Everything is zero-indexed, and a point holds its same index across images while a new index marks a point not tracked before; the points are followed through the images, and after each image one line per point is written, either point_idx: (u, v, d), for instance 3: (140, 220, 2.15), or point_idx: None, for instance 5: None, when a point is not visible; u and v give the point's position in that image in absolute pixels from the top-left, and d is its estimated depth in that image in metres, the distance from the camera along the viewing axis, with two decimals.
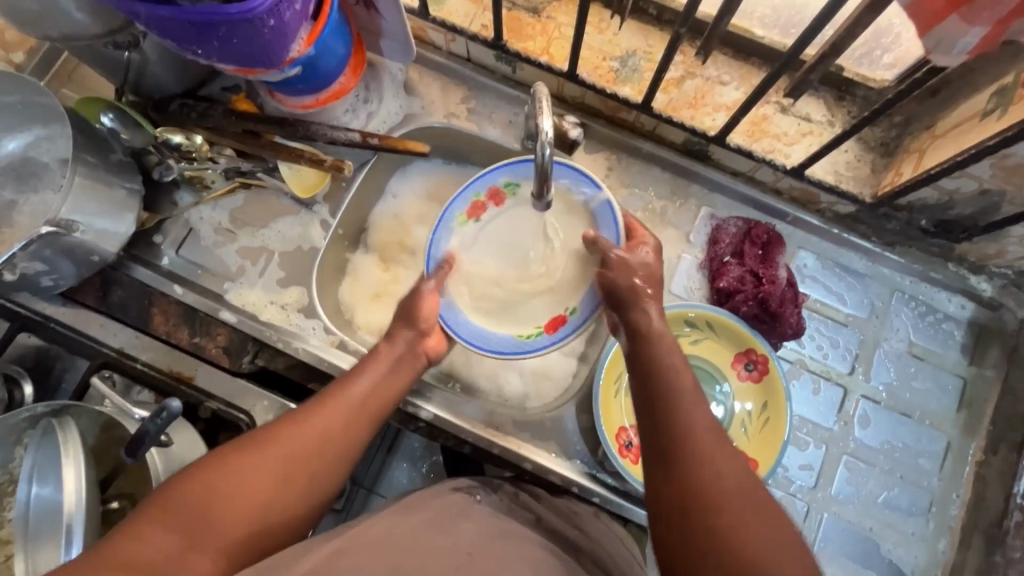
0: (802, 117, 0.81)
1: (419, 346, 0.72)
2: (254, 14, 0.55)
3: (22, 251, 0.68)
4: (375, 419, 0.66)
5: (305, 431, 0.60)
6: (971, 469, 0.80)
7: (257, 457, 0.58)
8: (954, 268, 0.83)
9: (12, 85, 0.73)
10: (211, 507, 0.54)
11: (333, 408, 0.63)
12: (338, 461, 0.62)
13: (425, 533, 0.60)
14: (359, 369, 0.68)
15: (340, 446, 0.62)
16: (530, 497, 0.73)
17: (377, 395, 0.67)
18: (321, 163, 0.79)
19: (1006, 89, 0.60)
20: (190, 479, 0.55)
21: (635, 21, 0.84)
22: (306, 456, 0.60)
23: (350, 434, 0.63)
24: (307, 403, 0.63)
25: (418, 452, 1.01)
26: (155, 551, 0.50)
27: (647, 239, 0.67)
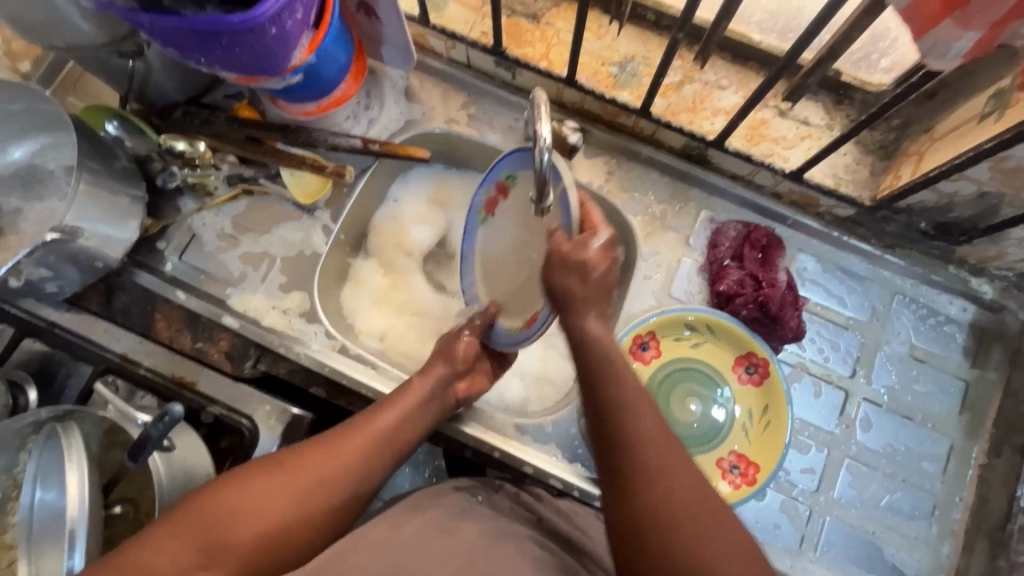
0: (801, 121, 0.81)
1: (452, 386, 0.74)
2: (255, 23, 0.56)
3: (27, 258, 0.69)
4: (396, 453, 0.67)
5: (328, 459, 0.62)
6: (974, 472, 0.80)
7: (277, 480, 0.59)
8: (955, 270, 0.83)
9: (18, 94, 0.74)
10: (227, 527, 0.55)
11: (357, 440, 0.64)
12: (355, 493, 0.63)
13: (428, 536, 0.61)
14: (388, 401, 0.69)
15: (359, 478, 0.63)
16: (531, 497, 0.73)
17: (402, 430, 0.68)
18: (322, 170, 0.81)
19: (1003, 92, 0.61)
20: (211, 498, 0.56)
21: (634, 26, 0.84)
22: (325, 484, 0.61)
23: (371, 468, 0.64)
24: (333, 432, 0.65)
25: (420, 457, 1.00)
26: (168, 565, 0.52)
27: (600, 230, 0.58)
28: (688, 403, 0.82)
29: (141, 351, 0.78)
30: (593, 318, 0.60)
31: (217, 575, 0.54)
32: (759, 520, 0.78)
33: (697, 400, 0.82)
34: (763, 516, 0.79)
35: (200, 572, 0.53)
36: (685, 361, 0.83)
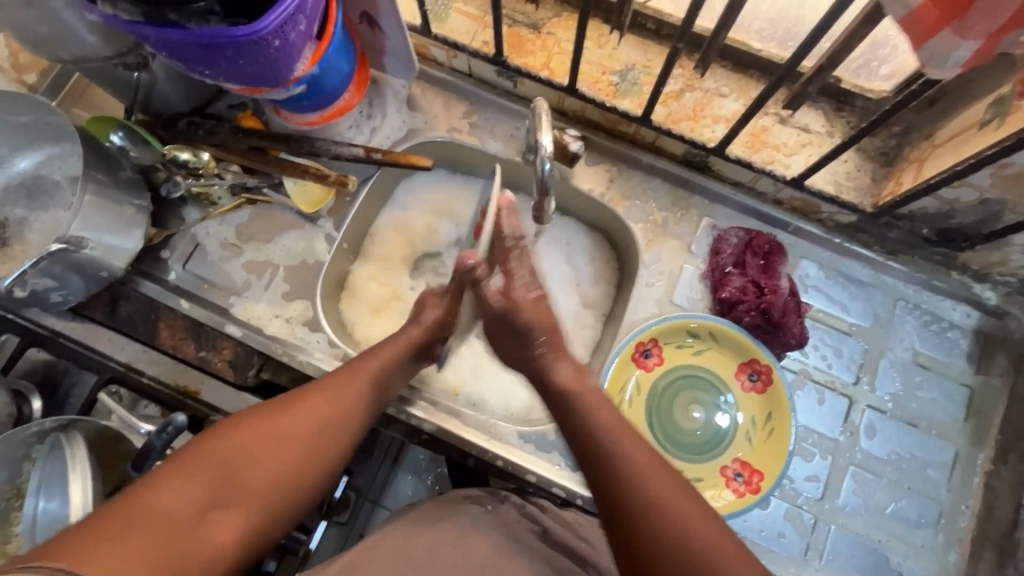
0: (801, 128, 0.81)
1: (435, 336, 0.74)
2: (259, 35, 0.57)
3: (33, 268, 0.70)
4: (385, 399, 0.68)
5: (327, 404, 0.62)
6: (980, 479, 0.79)
7: (281, 423, 0.59)
8: (958, 276, 0.83)
9: (25, 106, 0.75)
10: (232, 469, 0.54)
11: (354, 385, 0.65)
12: (352, 435, 0.63)
13: (438, 550, 0.61)
14: (372, 351, 0.69)
15: (354, 421, 0.63)
16: (536, 509, 0.72)
17: (388, 375, 0.69)
18: (325, 179, 0.81)
19: (1003, 99, 0.61)
20: (218, 441, 0.55)
21: (634, 35, 0.85)
22: (328, 427, 0.61)
23: (364, 411, 0.65)
24: (321, 379, 0.64)
25: (423, 464, 1.01)
26: (183, 504, 0.50)
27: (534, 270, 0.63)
28: (691, 410, 0.82)
29: (144, 360, 0.80)
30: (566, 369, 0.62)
31: (233, 516, 0.53)
32: (764, 528, 0.78)
33: (699, 407, 0.82)
34: (768, 524, 0.78)
35: (218, 510, 0.52)
36: (688, 368, 0.83)
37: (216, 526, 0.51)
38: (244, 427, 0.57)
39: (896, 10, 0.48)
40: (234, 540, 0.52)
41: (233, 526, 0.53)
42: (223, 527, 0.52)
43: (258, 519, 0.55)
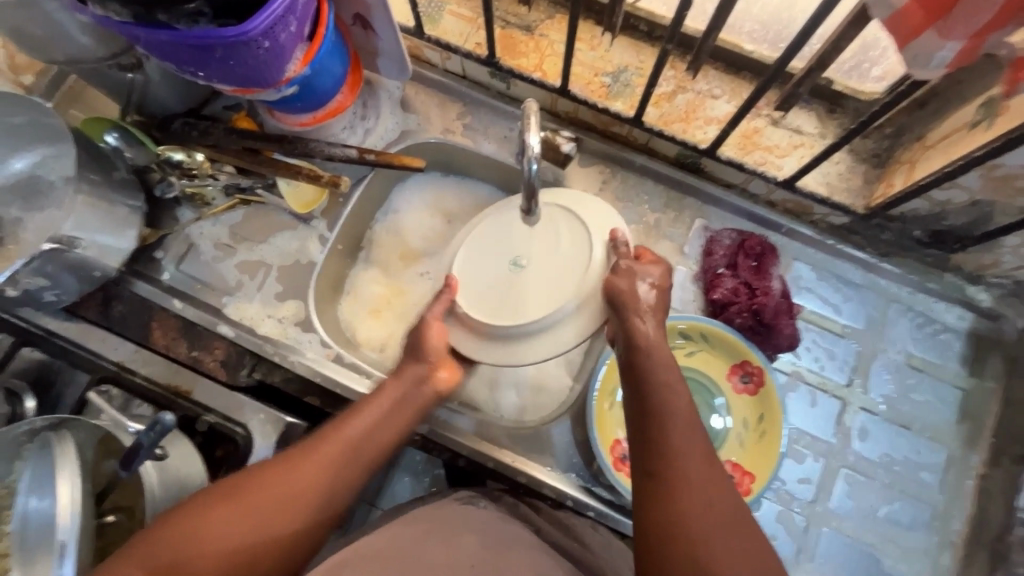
0: (794, 130, 0.81)
1: (429, 381, 0.69)
2: (248, 37, 0.57)
3: (24, 267, 0.70)
4: (369, 464, 0.64)
5: (302, 472, 0.60)
6: (973, 482, 0.79)
7: (247, 495, 0.57)
8: (951, 278, 0.83)
9: (21, 106, 0.76)
10: (195, 549, 0.53)
11: (326, 450, 0.61)
12: (329, 503, 0.60)
13: (424, 547, 0.61)
14: (361, 405, 0.66)
15: (332, 488, 0.60)
16: (529, 509, 0.73)
17: (376, 437, 0.65)
18: (318, 179, 0.80)
19: (993, 101, 0.60)
20: (183, 514, 0.55)
21: (626, 37, 0.85)
22: (295, 498, 0.58)
23: (352, 475, 0.62)
24: (305, 443, 0.62)
25: (420, 466, 1.01)
26: None
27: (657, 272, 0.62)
28: None
29: (136, 360, 0.80)
30: (649, 322, 0.60)
31: None
32: None
33: None
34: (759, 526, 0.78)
35: None
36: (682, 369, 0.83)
37: None
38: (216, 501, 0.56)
39: (882, 10, 0.48)
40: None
41: None
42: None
43: None
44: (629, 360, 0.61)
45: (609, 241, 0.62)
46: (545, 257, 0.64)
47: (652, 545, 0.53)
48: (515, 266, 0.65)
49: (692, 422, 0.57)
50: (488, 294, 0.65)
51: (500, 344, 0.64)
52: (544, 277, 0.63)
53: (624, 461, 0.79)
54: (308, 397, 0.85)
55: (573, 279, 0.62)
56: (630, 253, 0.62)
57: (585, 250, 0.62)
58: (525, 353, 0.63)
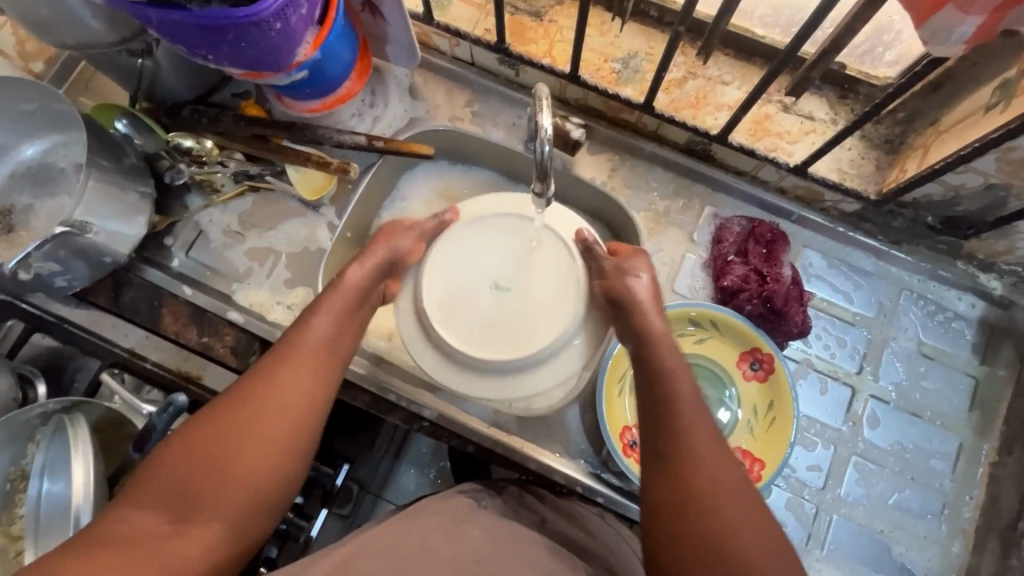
0: (805, 116, 0.80)
1: (379, 284, 0.70)
2: (260, 17, 0.57)
3: (37, 251, 0.70)
4: (338, 360, 0.64)
5: (277, 383, 0.58)
6: (984, 470, 0.78)
7: (230, 421, 0.56)
8: (963, 266, 0.82)
9: (32, 92, 0.77)
10: (197, 478, 0.53)
11: (294, 358, 0.60)
12: (315, 408, 0.60)
13: (430, 540, 0.60)
14: (312, 307, 0.65)
15: (314, 391, 0.60)
16: (534, 499, 0.72)
17: (337, 334, 0.64)
18: (327, 166, 0.81)
19: (1009, 83, 0.60)
20: (170, 453, 0.54)
21: (636, 23, 0.84)
22: (280, 410, 0.58)
23: (324, 376, 0.61)
24: (267, 358, 0.61)
25: (425, 458, 1.08)
26: (143, 529, 0.50)
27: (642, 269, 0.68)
28: None
29: (147, 346, 0.83)
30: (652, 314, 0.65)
31: (197, 531, 0.52)
32: None
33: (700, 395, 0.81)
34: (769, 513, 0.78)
35: (181, 525, 0.51)
36: (691, 356, 0.82)
37: (181, 544, 0.50)
38: (195, 429, 0.55)
39: None
40: (220, 550, 0.52)
41: (201, 537, 0.51)
42: (196, 535, 0.51)
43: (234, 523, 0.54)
44: (637, 355, 0.63)
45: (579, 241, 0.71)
46: (524, 277, 0.70)
47: (667, 525, 0.54)
48: (498, 290, 0.71)
49: (699, 403, 0.58)
50: (479, 319, 0.70)
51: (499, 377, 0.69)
52: (529, 297, 0.69)
53: (634, 447, 0.79)
54: None
55: (562, 294, 0.69)
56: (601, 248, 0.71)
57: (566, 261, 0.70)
58: (536, 378, 0.69)
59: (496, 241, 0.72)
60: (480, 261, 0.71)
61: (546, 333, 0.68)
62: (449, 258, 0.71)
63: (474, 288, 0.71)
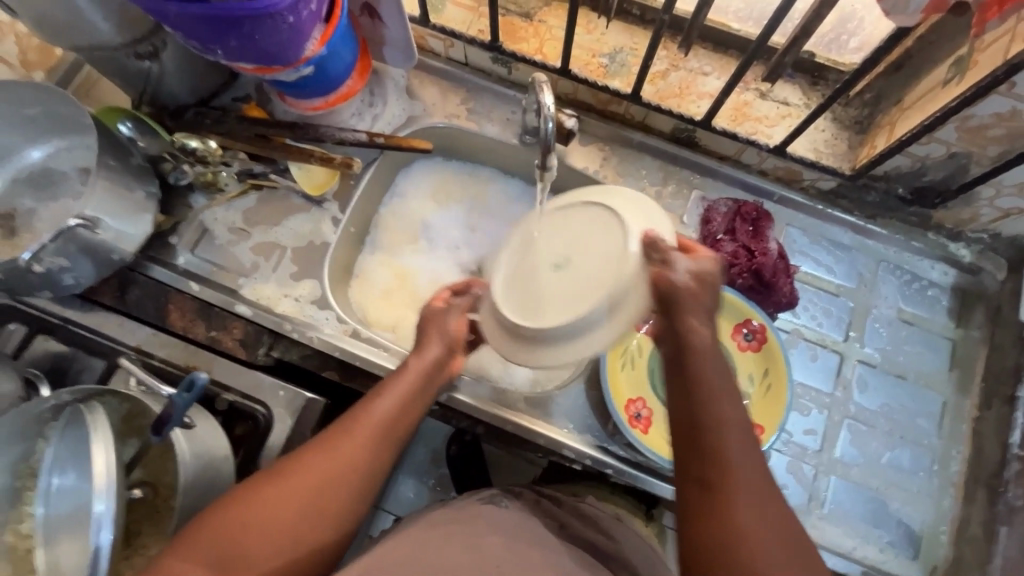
0: (780, 102, 0.86)
1: (447, 362, 0.72)
2: (276, 9, 0.60)
3: (48, 245, 0.71)
4: (399, 437, 0.65)
5: (335, 458, 0.60)
6: (968, 425, 0.83)
7: (287, 488, 0.58)
8: (934, 236, 0.88)
9: (39, 96, 0.78)
10: (243, 538, 0.55)
11: (357, 432, 0.62)
12: (368, 481, 0.62)
13: (452, 544, 0.62)
14: (385, 383, 0.67)
15: (370, 466, 0.62)
16: (551, 504, 0.74)
17: (401, 412, 0.66)
18: (331, 162, 0.83)
19: (961, 60, 0.66)
20: (227, 510, 0.56)
21: (621, 22, 0.90)
22: (334, 484, 0.59)
23: (381, 455, 0.63)
24: (337, 427, 0.63)
25: (423, 467, 1.10)
26: None
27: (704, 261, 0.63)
28: None
29: (153, 343, 0.81)
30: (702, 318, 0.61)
31: None
32: None
33: None
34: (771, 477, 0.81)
35: None
36: None
37: None
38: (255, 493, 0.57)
39: None
40: None
41: None
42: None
43: None
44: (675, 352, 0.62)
45: (647, 242, 0.61)
46: (579, 269, 0.65)
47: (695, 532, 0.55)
48: (557, 267, 0.67)
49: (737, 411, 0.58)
50: (526, 289, 0.67)
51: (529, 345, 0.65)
52: (576, 278, 0.65)
53: (639, 419, 0.81)
54: (327, 371, 0.86)
55: (605, 271, 0.62)
56: (672, 247, 0.61)
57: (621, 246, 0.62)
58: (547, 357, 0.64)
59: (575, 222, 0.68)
60: (551, 239, 0.69)
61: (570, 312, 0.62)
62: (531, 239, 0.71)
63: (536, 261, 0.69)
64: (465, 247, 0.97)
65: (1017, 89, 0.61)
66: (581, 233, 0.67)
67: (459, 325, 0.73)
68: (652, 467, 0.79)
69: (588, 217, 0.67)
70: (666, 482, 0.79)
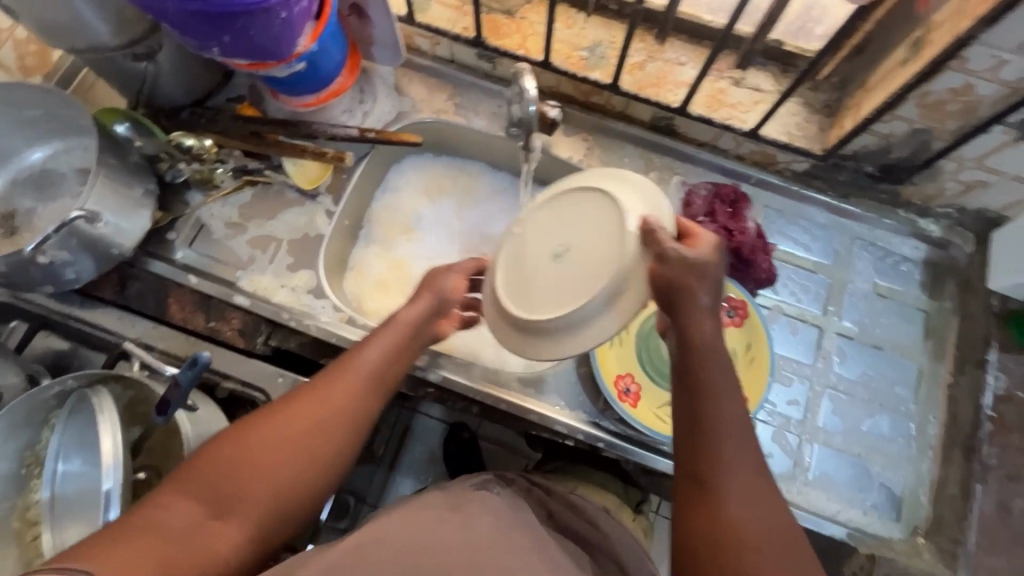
0: (754, 88, 0.90)
1: (437, 320, 0.74)
2: (269, 4, 0.64)
3: (51, 239, 0.73)
4: (387, 387, 0.68)
5: (325, 405, 0.63)
6: (944, 391, 0.86)
7: (278, 431, 0.60)
8: (904, 213, 0.92)
9: (39, 98, 0.81)
10: (235, 479, 0.57)
11: (345, 381, 0.65)
12: (355, 428, 0.64)
13: (443, 527, 0.62)
14: (374, 334, 0.69)
15: (357, 414, 0.64)
16: (542, 492, 0.75)
17: (389, 364, 0.68)
18: (323, 156, 0.86)
19: (917, 41, 0.71)
20: (220, 448, 0.58)
21: (599, 17, 0.94)
22: (322, 431, 0.62)
23: (368, 405, 0.65)
24: (327, 372, 0.66)
25: (421, 466, 1.16)
26: (181, 519, 0.54)
27: (705, 245, 0.62)
28: None
29: (154, 336, 0.84)
30: (703, 309, 0.60)
31: (229, 525, 0.56)
32: None
33: None
34: None
35: (214, 521, 0.56)
36: None
37: (215, 536, 0.55)
38: (247, 436, 0.59)
39: None
40: (245, 547, 0.57)
41: (234, 531, 0.56)
42: (225, 537, 0.56)
43: (264, 524, 0.58)
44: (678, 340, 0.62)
45: (645, 228, 0.63)
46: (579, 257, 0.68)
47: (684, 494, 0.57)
48: (558, 258, 0.70)
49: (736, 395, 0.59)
50: (531, 282, 0.70)
51: (537, 337, 0.68)
52: (578, 268, 0.67)
53: (628, 394, 0.83)
54: (325, 358, 0.88)
55: (606, 258, 0.65)
56: (670, 239, 0.61)
57: (617, 231, 0.65)
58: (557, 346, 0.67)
59: (569, 212, 0.72)
60: (547, 231, 0.72)
61: (575, 301, 0.65)
62: (529, 230, 0.74)
63: (537, 252, 0.72)
64: (455, 236, 1.00)
65: (969, 64, 0.66)
66: (578, 220, 0.70)
67: (457, 284, 0.75)
68: (643, 441, 0.82)
69: (583, 206, 0.70)
70: (656, 453, 0.82)
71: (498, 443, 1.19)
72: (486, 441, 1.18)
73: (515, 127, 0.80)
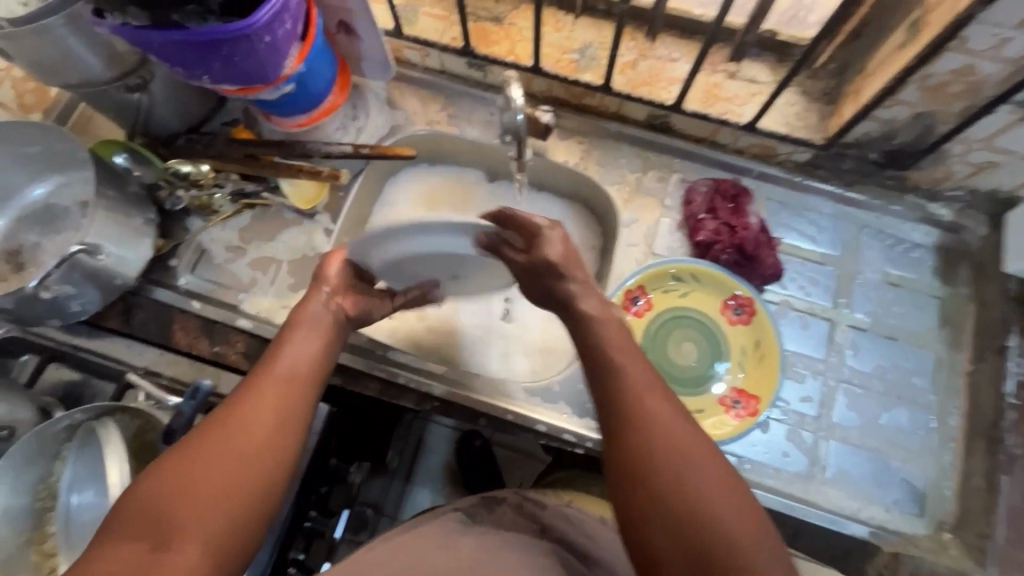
0: (749, 80, 0.88)
1: (334, 303, 0.74)
2: (252, 29, 0.63)
3: (53, 274, 0.74)
4: (312, 379, 0.67)
5: (252, 407, 0.61)
6: (963, 379, 0.84)
7: (207, 445, 0.57)
8: (912, 198, 0.90)
9: (36, 134, 0.82)
10: (174, 504, 0.53)
11: (267, 381, 0.64)
12: (290, 423, 0.62)
13: (427, 553, 0.61)
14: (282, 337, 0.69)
15: (289, 408, 0.63)
16: (534, 505, 0.73)
17: (309, 358, 0.68)
18: (319, 175, 0.86)
19: (916, 22, 0.69)
20: (150, 482, 0.54)
21: (588, 18, 0.93)
22: (255, 432, 0.59)
23: (299, 397, 0.64)
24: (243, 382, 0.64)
25: (434, 476, 1.16)
26: (124, 561, 0.49)
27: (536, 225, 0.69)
28: (683, 346, 0.87)
29: (160, 363, 0.85)
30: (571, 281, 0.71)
31: (180, 554, 0.51)
32: (768, 448, 0.81)
33: (690, 343, 0.87)
34: (772, 446, 0.82)
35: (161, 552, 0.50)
36: (678, 309, 0.88)
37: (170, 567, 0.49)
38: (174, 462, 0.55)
39: None
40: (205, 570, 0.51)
41: (191, 557, 0.51)
42: (182, 560, 0.50)
43: (223, 543, 0.53)
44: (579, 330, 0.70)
45: None
46: None
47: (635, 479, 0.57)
48: None
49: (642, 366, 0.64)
50: None
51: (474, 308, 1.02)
52: None
53: None
54: None
55: None
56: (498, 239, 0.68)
57: None
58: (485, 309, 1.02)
59: None
60: None
61: None
62: None
63: None
64: None
65: (968, 43, 0.65)
66: None
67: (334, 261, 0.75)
68: None
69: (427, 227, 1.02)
70: None
71: (512, 449, 1.17)
72: (500, 446, 1.17)
73: (507, 135, 0.79)
